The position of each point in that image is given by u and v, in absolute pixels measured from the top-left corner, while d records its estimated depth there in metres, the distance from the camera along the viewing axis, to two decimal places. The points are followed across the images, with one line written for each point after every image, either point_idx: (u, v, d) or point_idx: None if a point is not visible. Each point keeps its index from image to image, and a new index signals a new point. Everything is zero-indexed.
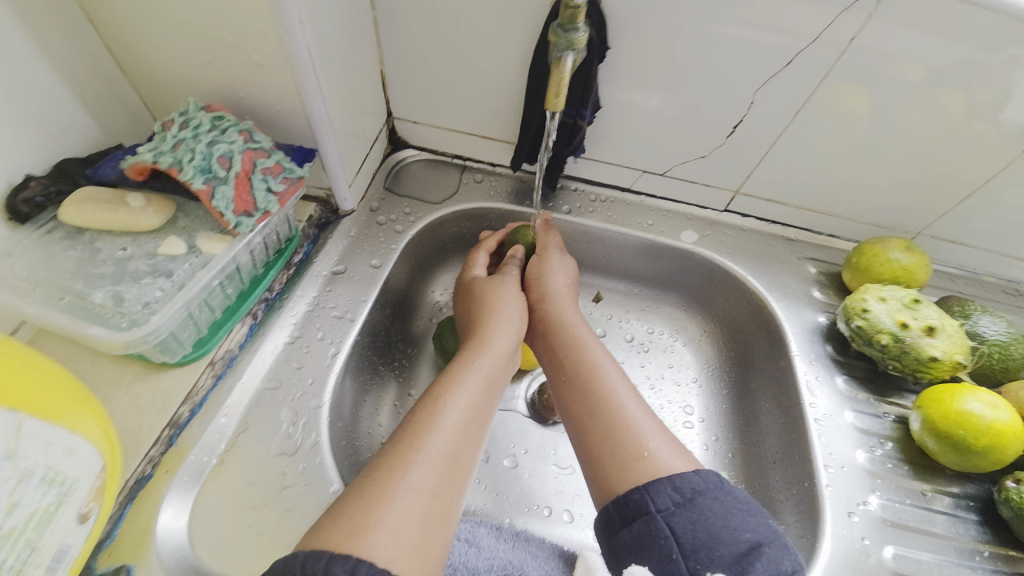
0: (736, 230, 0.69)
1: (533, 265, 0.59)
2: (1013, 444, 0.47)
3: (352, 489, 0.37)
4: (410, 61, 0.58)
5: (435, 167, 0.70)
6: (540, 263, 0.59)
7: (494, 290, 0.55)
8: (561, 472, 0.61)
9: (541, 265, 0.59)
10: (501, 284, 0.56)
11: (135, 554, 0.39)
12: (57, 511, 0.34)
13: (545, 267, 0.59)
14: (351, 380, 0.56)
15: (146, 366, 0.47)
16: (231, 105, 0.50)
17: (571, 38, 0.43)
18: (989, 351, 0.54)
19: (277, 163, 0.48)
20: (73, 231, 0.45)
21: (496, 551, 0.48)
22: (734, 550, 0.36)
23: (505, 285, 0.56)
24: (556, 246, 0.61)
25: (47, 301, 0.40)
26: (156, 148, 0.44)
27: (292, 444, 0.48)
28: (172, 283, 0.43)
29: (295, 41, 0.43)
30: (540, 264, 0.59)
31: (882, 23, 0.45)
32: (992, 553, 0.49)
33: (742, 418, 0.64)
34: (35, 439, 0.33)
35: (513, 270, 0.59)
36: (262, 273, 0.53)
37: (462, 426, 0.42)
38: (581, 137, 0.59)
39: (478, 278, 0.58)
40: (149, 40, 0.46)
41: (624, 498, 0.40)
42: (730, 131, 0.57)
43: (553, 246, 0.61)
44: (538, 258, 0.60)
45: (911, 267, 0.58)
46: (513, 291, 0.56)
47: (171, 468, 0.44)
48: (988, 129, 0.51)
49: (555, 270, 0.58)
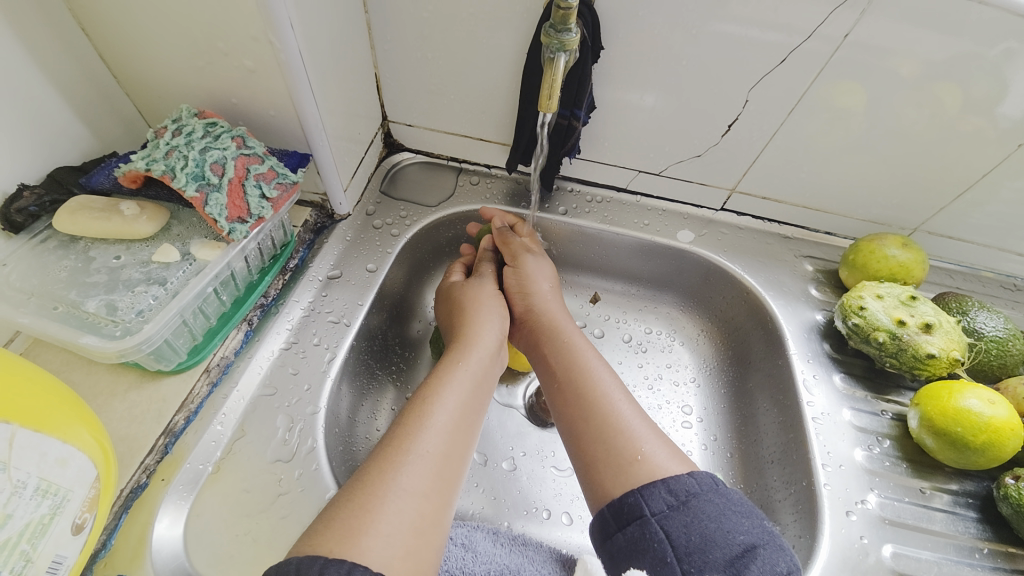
0: (733, 229, 0.69)
1: (511, 278, 0.58)
2: (1011, 441, 0.47)
3: (345, 494, 0.36)
4: (404, 64, 0.58)
5: (431, 169, 0.70)
6: (517, 274, 0.58)
7: (481, 293, 0.56)
8: (560, 475, 0.61)
9: (519, 277, 0.57)
10: (480, 285, 0.57)
11: (130, 563, 0.40)
12: (51, 522, 0.34)
13: (523, 278, 0.57)
14: (347, 385, 0.56)
15: (141, 374, 0.47)
16: (224, 112, 0.50)
17: (564, 38, 0.43)
18: (988, 347, 0.53)
19: (271, 169, 0.48)
20: (67, 240, 0.45)
21: (494, 556, 0.48)
22: (728, 553, 0.35)
23: (492, 290, 0.56)
24: (525, 250, 0.59)
25: (41, 311, 0.40)
26: (149, 155, 0.44)
27: (288, 450, 0.48)
28: (166, 292, 0.43)
29: (287, 46, 0.43)
30: (518, 277, 0.57)
31: (875, 19, 0.45)
32: (991, 550, 0.49)
33: (740, 417, 0.64)
34: (28, 450, 0.33)
35: (488, 268, 0.60)
36: (257, 279, 0.54)
37: (453, 427, 0.42)
38: (575, 139, 0.58)
39: (456, 283, 0.58)
40: (142, 47, 0.46)
41: (618, 502, 0.40)
42: (726, 129, 0.57)
43: (523, 251, 0.59)
44: (513, 268, 0.58)
45: (908, 263, 0.58)
46: (492, 287, 0.57)
47: (167, 477, 0.44)
48: (985, 124, 0.51)
49: (532, 277, 0.57)
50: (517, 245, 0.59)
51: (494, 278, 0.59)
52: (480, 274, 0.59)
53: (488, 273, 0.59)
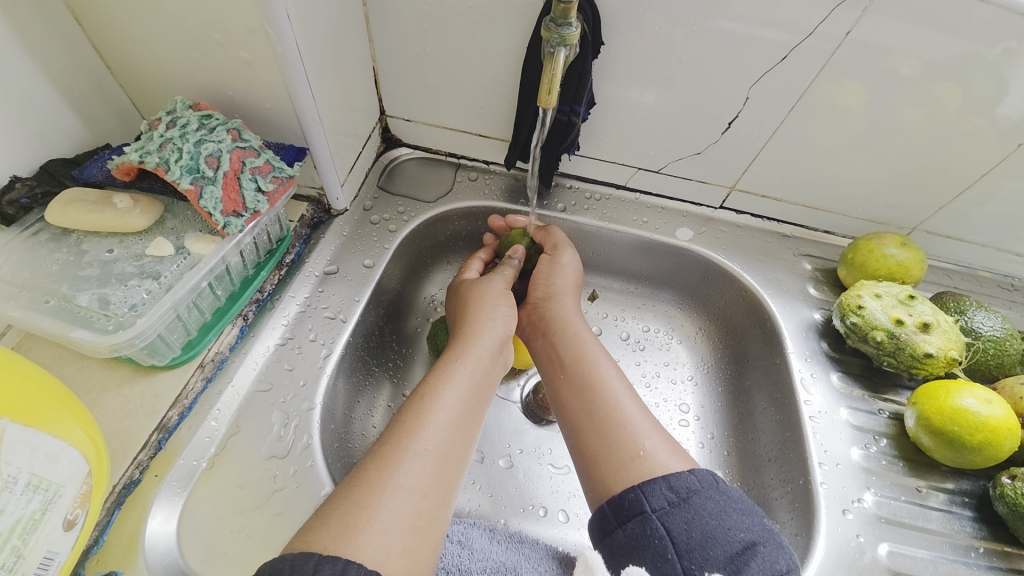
0: (732, 227, 0.68)
1: (544, 264, 0.58)
2: (1008, 440, 0.47)
3: (342, 490, 0.36)
4: (402, 57, 0.58)
5: (430, 165, 0.69)
6: (550, 262, 0.58)
7: (481, 287, 0.55)
8: (556, 472, 0.61)
9: (552, 265, 0.57)
10: (489, 283, 0.55)
11: (122, 560, 0.39)
12: (42, 518, 0.33)
13: (555, 266, 0.57)
14: (343, 381, 0.55)
15: (135, 369, 0.47)
16: (219, 104, 0.49)
17: (564, 33, 0.42)
18: (985, 346, 0.53)
19: (267, 162, 0.47)
20: (59, 233, 0.44)
21: (490, 553, 0.47)
22: (728, 551, 0.35)
23: (492, 282, 0.56)
24: (565, 243, 0.60)
25: (32, 304, 0.40)
26: (142, 147, 0.43)
27: (283, 446, 0.47)
28: (160, 286, 0.43)
29: (283, 38, 0.42)
30: (551, 264, 0.58)
31: (877, 17, 0.45)
32: (987, 549, 0.49)
33: (738, 415, 0.64)
34: (19, 445, 0.32)
35: (507, 270, 0.58)
36: (253, 274, 0.53)
37: (451, 425, 0.41)
38: (575, 134, 0.58)
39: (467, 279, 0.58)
40: (137, 38, 0.45)
41: (618, 498, 0.40)
42: (725, 127, 0.57)
43: (564, 243, 0.59)
44: (550, 257, 0.58)
45: (907, 262, 0.58)
46: (502, 287, 0.55)
47: (160, 473, 0.43)
48: (984, 124, 0.51)
49: (565, 269, 0.57)
50: (559, 236, 0.60)
51: (509, 280, 0.57)
52: (497, 272, 0.58)
53: (506, 274, 0.57)
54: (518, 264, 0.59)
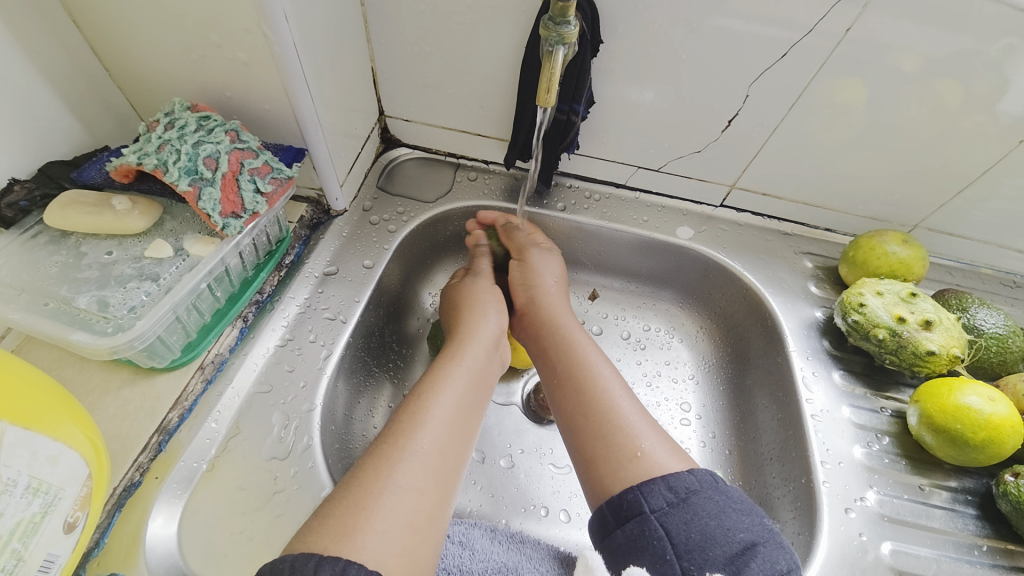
0: (732, 225, 0.68)
1: (515, 271, 0.58)
2: (1011, 438, 0.47)
3: (339, 490, 0.36)
4: (400, 57, 0.57)
5: (429, 165, 0.69)
6: (521, 267, 0.58)
7: (470, 289, 0.55)
8: (558, 472, 0.61)
9: (525, 269, 0.57)
10: (476, 284, 0.56)
11: (123, 562, 0.39)
12: (42, 521, 0.33)
13: (528, 271, 0.57)
14: (343, 382, 0.55)
15: (135, 371, 0.47)
16: (218, 105, 0.49)
17: (563, 31, 0.42)
18: (988, 344, 0.53)
19: (265, 163, 0.47)
20: (58, 235, 0.44)
21: (491, 554, 0.47)
22: (728, 551, 0.35)
23: (478, 283, 0.56)
24: (532, 245, 0.59)
25: (31, 307, 0.40)
26: (140, 149, 0.43)
27: (283, 448, 0.47)
28: (159, 287, 0.43)
29: (281, 39, 0.42)
30: (523, 269, 0.57)
31: (877, 14, 0.45)
32: (991, 548, 0.49)
33: (740, 414, 0.63)
34: (19, 448, 0.32)
35: (484, 265, 0.59)
36: (252, 275, 0.53)
37: (450, 424, 0.41)
38: (574, 133, 0.57)
39: (455, 284, 0.58)
40: (134, 39, 0.45)
41: (617, 498, 0.39)
42: (725, 125, 0.57)
43: (529, 245, 0.59)
44: (519, 262, 0.58)
45: (909, 260, 0.57)
46: (488, 285, 0.56)
47: (160, 475, 0.43)
48: (986, 120, 0.50)
49: (537, 270, 0.57)
50: (521, 239, 0.60)
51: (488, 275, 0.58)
52: (478, 272, 0.58)
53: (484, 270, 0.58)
54: (485, 249, 0.61)
